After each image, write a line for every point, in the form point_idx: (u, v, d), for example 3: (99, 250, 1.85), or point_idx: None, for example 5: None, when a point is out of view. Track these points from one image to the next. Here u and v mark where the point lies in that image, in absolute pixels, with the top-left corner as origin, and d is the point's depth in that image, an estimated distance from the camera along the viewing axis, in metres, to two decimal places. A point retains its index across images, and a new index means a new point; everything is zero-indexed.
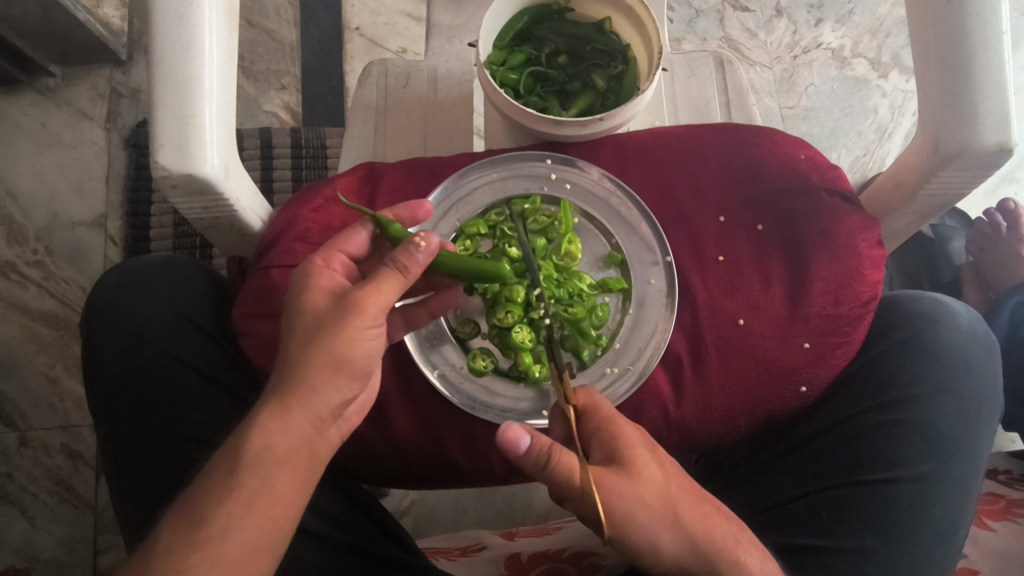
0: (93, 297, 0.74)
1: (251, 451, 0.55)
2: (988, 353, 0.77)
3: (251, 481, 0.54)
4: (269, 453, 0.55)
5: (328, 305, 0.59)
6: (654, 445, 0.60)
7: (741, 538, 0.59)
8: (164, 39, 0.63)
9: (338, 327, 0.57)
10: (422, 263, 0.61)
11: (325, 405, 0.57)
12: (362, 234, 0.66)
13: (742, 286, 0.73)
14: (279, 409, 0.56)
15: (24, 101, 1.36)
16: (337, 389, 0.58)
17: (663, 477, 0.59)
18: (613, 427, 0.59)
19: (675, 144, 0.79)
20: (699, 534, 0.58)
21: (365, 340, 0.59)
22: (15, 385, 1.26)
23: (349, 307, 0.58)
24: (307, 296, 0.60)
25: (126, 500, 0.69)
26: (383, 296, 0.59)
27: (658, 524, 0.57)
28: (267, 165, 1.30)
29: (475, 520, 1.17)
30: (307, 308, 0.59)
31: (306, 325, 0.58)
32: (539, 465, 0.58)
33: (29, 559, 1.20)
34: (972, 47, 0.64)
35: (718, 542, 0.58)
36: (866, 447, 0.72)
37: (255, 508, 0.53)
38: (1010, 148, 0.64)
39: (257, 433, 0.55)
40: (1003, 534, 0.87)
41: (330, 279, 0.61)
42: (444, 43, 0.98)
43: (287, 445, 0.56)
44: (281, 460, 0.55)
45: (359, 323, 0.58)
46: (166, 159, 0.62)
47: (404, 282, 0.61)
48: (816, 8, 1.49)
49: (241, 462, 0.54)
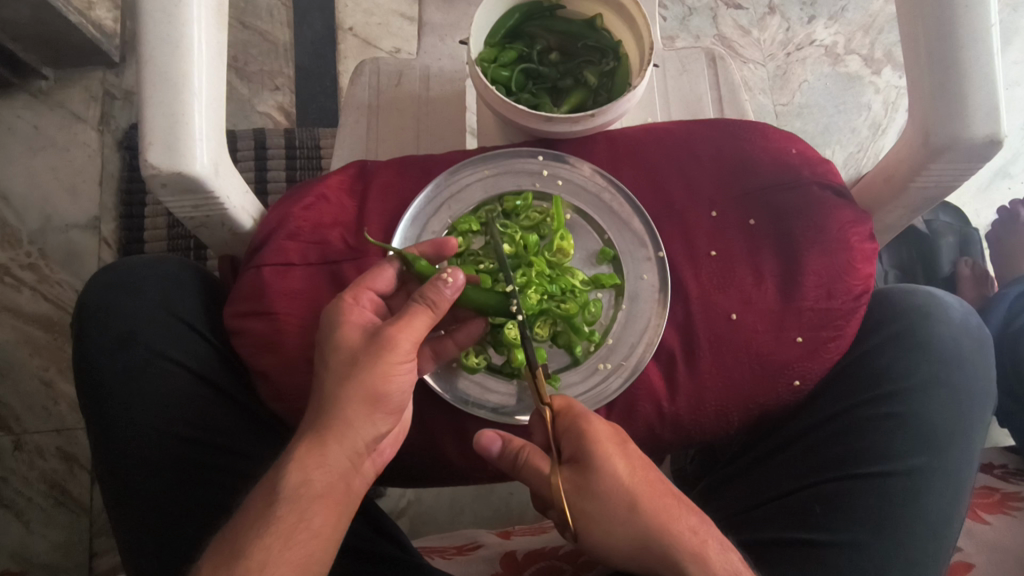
0: (84, 297, 0.73)
1: (288, 486, 0.55)
2: (980, 345, 0.77)
3: (289, 514, 0.54)
4: (308, 487, 0.55)
5: (362, 341, 0.59)
6: (624, 440, 0.60)
7: (699, 531, 0.58)
8: (153, 37, 0.63)
9: (374, 364, 0.58)
10: (450, 298, 0.61)
11: (361, 440, 0.58)
12: (389, 271, 0.66)
13: (735, 281, 0.73)
14: (316, 445, 0.56)
15: (16, 104, 1.35)
16: (373, 425, 0.58)
17: (626, 472, 0.58)
18: (583, 424, 0.59)
19: (667, 139, 0.78)
20: (656, 529, 0.57)
21: (399, 374, 0.59)
22: (10, 389, 1.26)
23: (383, 345, 0.58)
24: (340, 334, 0.60)
25: (118, 500, 0.69)
26: (414, 331, 0.60)
27: (614, 518, 0.58)
28: (261, 165, 1.30)
29: (472, 520, 1.17)
30: (339, 347, 0.59)
31: (340, 362, 0.58)
32: (512, 461, 0.61)
33: (25, 563, 1.20)
34: (962, 41, 0.64)
35: (676, 536, 0.57)
36: (861, 441, 0.72)
37: (293, 543, 0.53)
38: (999, 140, 0.64)
39: (295, 466, 0.56)
40: (998, 527, 0.87)
41: (360, 316, 0.61)
42: (435, 41, 0.98)
43: (323, 480, 0.56)
44: (319, 495, 0.55)
45: (393, 360, 0.58)
46: (156, 157, 0.62)
47: (433, 317, 0.61)
48: (809, 5, 1.50)
49: (278, 496, 0.55)
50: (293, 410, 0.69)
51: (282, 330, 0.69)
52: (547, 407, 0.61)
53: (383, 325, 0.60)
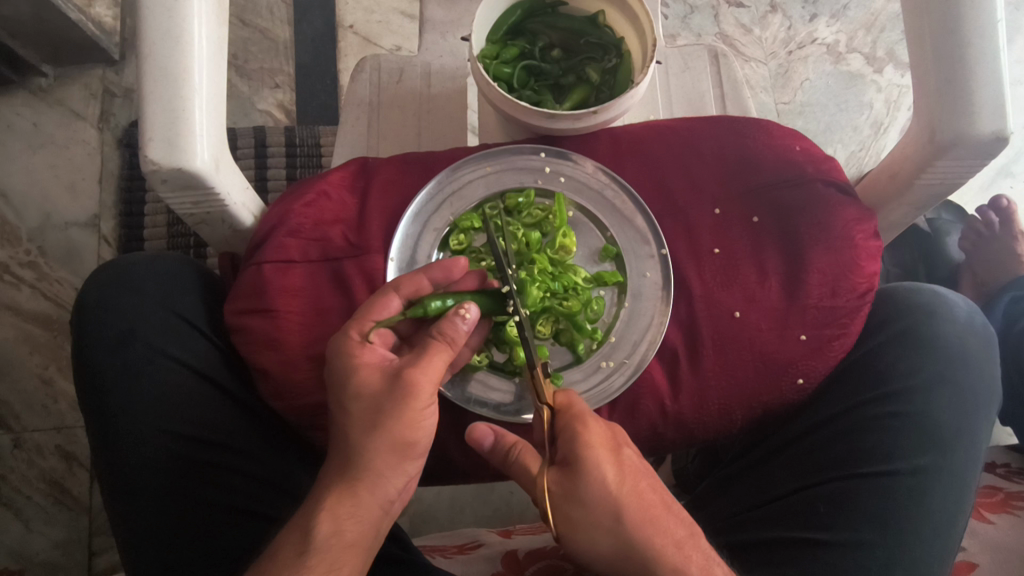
0: (83, 296, 0.72)
1: (320, 535, 0.54)
2: (985, 344, 0.76)
3: (319, 564, 0.53)
4: (339, 538, 0.54)
5: (383, 385, 0.58)
6: (618, 445, 0.58)
7: (683, 546, 0.56)
8: (153, 31, 0.63)
9: (401, 412, 0.56)
10: (466, 333, 0.61)
11: (392, 488, 0.57)
12: (396, 300, 0.62)
13: (739, 278, 0.73)
14: (345, 495, 0.55)
15: (15, 101, 1.35)
16: (403, 471, 0.57)
17: (615, 479, 0.56)
18: (579, 426, 0.58)
19: (670, 136, 0.78)
20: (638, 539, 0.55)
21: (425, 421, 0.58)
22: (9, 387, 1.25)
23: (408, 390, 0.57)
24: (359, 379, 0.58)
25: (118, 500, 0.68)
26: (436, 371, 0.58)
27: (597, 525, 0.56)
28: (261, 163, 1.29)
29: (472, 519, 1.16)
30: (359, 392, 0.58)
31: (364, 410, 0.57)
32: (502, 456, 0.60)
33: (24, 561, 1.19)
34: (968, 37, 0.64)
35: (658, 550, 0.55)
36: (864, 440, 0.71)
37: None
38: (1006, 137, 0.64)
39: (325, 516, 0.55)
40: (1001, 527, 0.87)
41: (374, 356, 0.59)
42: (437, 38, 0.97)
43: (355, 530, 0.55)
44: (349, 544, 0.55)
45: (419, 406, 0.57)
46: (156, 153, 0.61)
47: (452, 353, 0.60)
48: (811, 4, 1.49)
49: (311, 544, 0.54)
50: (294, 408, 0.69)
51: (282, 329, 0.68)
52: (547, 405, 0.60)
53: (402, 367, 0.58)
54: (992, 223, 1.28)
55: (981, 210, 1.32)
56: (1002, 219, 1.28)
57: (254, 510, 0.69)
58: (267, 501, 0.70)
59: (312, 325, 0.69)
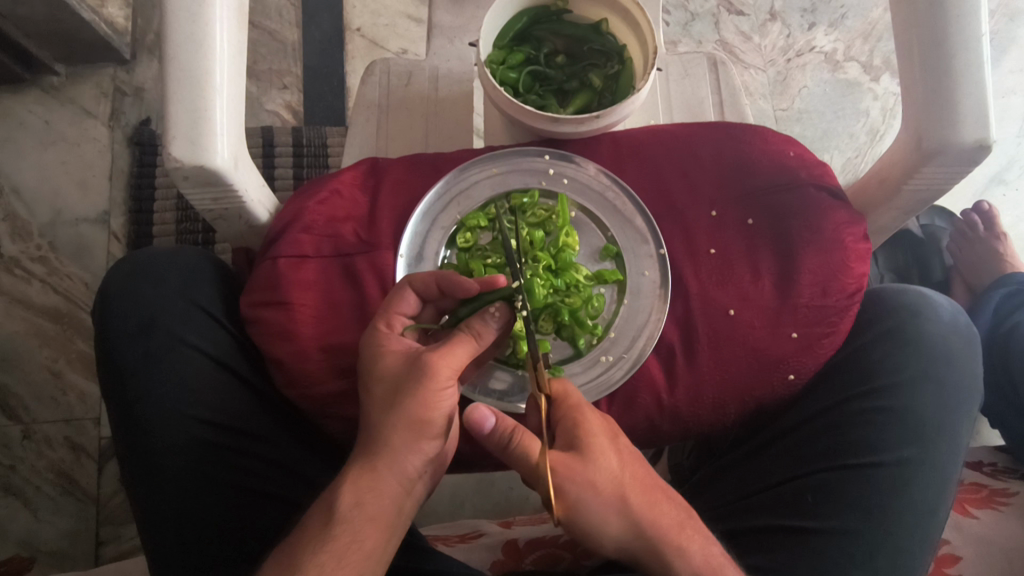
0: (106, 285, 0.75)
1: (342, 506, 0.57)
2: (968, 343, 0.79)
3: (343, 534, 0.57)
4: (360, 509, 0.58)
5: (403, 367, 0.61)
6: (615, 434, 0.62)
7: (684, 525, 0.60)
8: (177, 35, 0.66)
9: (417, 391, 0.59)
10: (495, 331, 0.65)
11: (411, 465, 0.60)
12: (412, 295, 0.67)
13: (734, 278, 0.76)
14: (367, 471, 0.59)
15: (28, 99, 1.38)
16: (420, 451, 0.60)
17: (618, 464, 0.60)
18: (578, 415, 0.61)
19: (669, 141, 0.81)
20: (646, 521, 0.59)
21: (443, 400, 0.60)
22: (19, 379, 1.28)
23: (424, 371, 0.60)
24: (381, 363, 0.62)
25: (138, 481, 0.71)
26: (457, 358, 0.61)
27: (605, 509, 0.59)
28: (269, 163, 1.33)
29: (473, 513, 1.19)
30: (381, 375, 0.62)
31: (384, 390, 0.61)
32: (503, 444, 0.61)
33: (33, 549, 1.22)
34: (952, 49, 0.67)
35: (663, 530, 0.59)
36: (852, 433, 0.74)
37: (344, 562, 0.56)
38: (988, 145, 0.67)
39: (348, 489, 0.58)
40: (985, 521, 0.90)
41: (401, 344, 0.64)
42: (445, 43, 1.01)
43: (375, 504, 0.58)
44: (370, 518, 0.58)
45: (436, 387, 0.60)
46: (179, 151, 0.64)
47: (477, 347, 0.63)
48: (810, 12, 1.52)
49: (335, 516, 0.57)
50: (306, 396, 0.72)
51: (296, 322, 0.71)
52: (543, 393, 0.63)
53: (424, 350, 0.62)
54: (977, 225, 1.33)
55: (965, 212, 1.37)
56: (985, 222, 1.33)
57: (267, 491, 0.72)
58: (281, 484, 0.73)
59: (325, 317, 0.73)
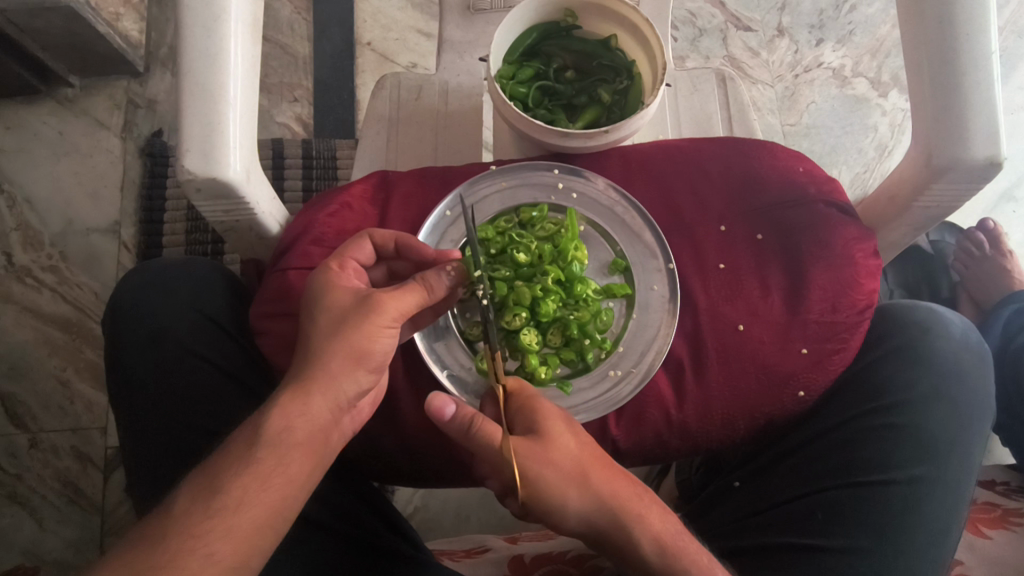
0: (116, 295, 0.76)
1: (270, 430, 0.56)
2: (979, 360, 0.78)
3: (268, 458, 0.55)
4: (289, 434, 0.56)
5: (353, 303, 0.61)
6: (572, 421, 0.63)
7: (643, 495, 0.61)
8: (192, 51, 0.67)
9: (359, 322, 0.60)
10: (446, 288, 0.65)
11: (344, 394, 0.59)
12: (369, 246, 0.68)
13: (742, 294, 0.75)
14: (300, 392, 0.58)
15: (43, 110, 1.40)
16: (355, 380, 0.60)
17: (576, 445, 0.60)
18: (534, 403, 0.62)
19: (678, 156, 0.82)
20: (605, 493, 0.59)
21: (383, 338, 0.61)
22: (28, 387, 1.29)
23: (372, 306, 0.60)
24: (329, 295, 0.62)
25: (149, 492, 0.72)
26: (407, 303, 0.62)
27: (567, 484, 0.59)
28: (279, 174, 1.34)
29: (478, 527, 1.18)
30: (328, 305, 0.61)
31: (330, 319, 0.61)
32: (463, 430, 0.61)
33: (36, 559, 1.22)
34: (964, 67, 0.67)
35: (622, 498, 0.59)
36: (862, 450, 0.73)
37: (267, 484, 0.54)
38: (999, 162, 0.67)
39: (277, 413, 0.56)
40: (998, 542, 0.89)
41: (348, 282, 0.64)
42: (455, 57, 1.02)
43: (304, 429, 0.57)
44: (298, 443, 0.56)
45: (380, 322, 0.60)
46: (192, 163, 0.65)
47: (426, 299, 0.64)
48: (817, 29, 1.53)
49: (260, 439, 0.55)
50: None
51: None
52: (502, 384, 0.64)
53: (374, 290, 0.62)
54: (982, 243, 1.33)
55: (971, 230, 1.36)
56: (991, 239, 1.33)
57: None
58: None
59: None
